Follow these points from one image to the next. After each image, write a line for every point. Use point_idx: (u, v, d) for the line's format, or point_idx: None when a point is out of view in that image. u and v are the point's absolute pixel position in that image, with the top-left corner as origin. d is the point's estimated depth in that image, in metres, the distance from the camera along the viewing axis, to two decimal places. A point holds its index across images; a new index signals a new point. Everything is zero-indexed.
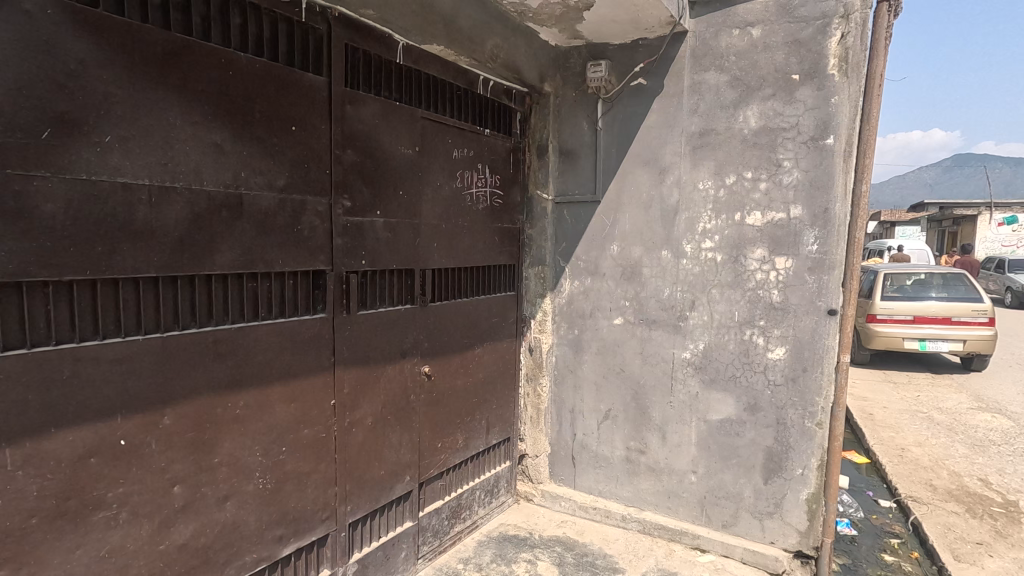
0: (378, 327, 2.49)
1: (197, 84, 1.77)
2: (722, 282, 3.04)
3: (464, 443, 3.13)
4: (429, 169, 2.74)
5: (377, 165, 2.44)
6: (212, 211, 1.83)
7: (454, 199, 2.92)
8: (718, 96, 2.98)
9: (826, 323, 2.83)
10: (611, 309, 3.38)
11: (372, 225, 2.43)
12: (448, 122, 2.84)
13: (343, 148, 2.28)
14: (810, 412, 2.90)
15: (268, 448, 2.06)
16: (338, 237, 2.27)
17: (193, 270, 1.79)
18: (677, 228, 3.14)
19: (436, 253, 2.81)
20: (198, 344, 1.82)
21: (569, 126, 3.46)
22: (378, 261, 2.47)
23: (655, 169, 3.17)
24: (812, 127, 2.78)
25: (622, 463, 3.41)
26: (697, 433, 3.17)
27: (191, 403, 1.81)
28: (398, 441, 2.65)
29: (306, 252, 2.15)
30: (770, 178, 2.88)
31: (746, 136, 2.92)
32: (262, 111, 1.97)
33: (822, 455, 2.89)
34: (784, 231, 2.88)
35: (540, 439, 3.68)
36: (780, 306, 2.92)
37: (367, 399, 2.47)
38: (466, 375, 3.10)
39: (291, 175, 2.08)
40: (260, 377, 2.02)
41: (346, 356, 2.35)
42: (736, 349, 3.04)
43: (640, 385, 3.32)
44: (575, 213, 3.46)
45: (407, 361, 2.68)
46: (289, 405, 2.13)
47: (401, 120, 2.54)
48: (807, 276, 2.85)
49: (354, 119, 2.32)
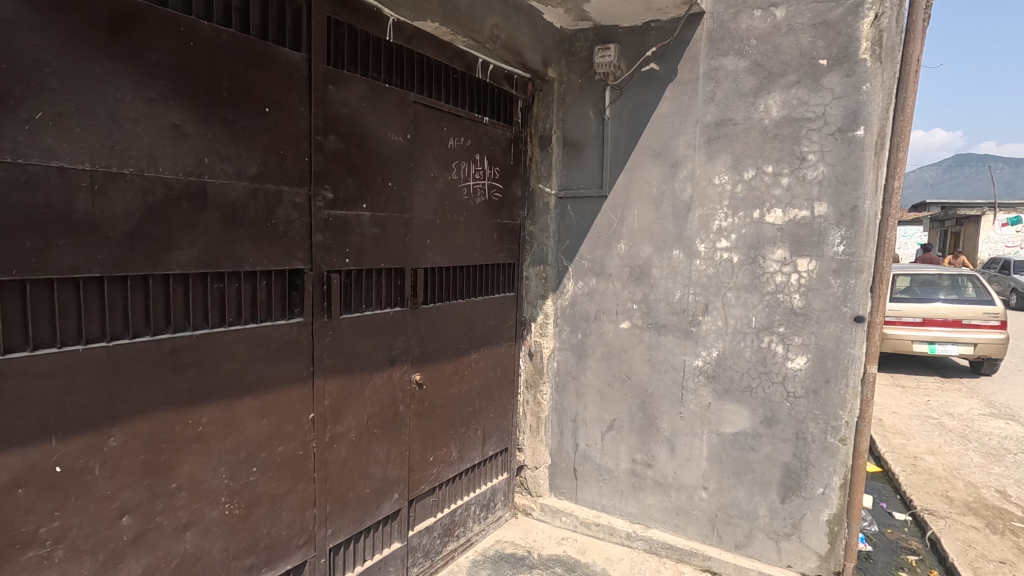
0: (364, 333, 2.27)
1: (152, 56, 1.54)
2: (739, 285, 2.82)
3: (458, 455, 2.91)
4: (423, 159, 2.50)
5: (364, 154, 2.20)
6: (170, 203, 1.60)
7: (450, 193, 2.69)
8: (736, 83, 2.75)
9: (852, 331, 2.61)
10: (617, 312, 3.16)
11: (358, 220, 2.20)
12: (443, 108, 2.60)
13: (326, 133, 2.05)
14: (833, 426, 2.68)
15: (236, 469, 1.83)
16: (318, 233, 2.04)
17: (146, 270, 1.56)
18: (690, 226, 2.91)
19: (429, 250, 2.58)
20: (152, 355, 1.59)
21: (574, 114, 3.22)
22: (365, 259, 2.24)
23: (666, 163, 2.94)
24: (840, 118, 2.54)
25: (627, 477, 3.20)
26: (709, 447, 2.95)
27: (143, 421, 1.58)
28: (385, 456, 2.43)
29: (281, 249, 1.92)
30: (793, 173, 2.66)
31: (767, 127, 2.69)
32: (231, 89, 1.74)
33: (845, 473, 2.68)
34: (808, 230, 2.65)
35: (540, 450, 3.45)
36: (802, 312, 2.70)
37: (350, 411, 2.24)
38: (461, 383, 2.88)
39: (264, 162, 1.85)
40: (227, 390, 1.79)
41: (327, 365, 2.12)
42: (753, 358, 2.82)
43: (648, 394, 3.09)
44: (580, 209, 3.23)
45: (396, 369, 2.45)
46: (262, 420, 1.90)
47: (390, 105, 2.31)
48: (832, 280, 2.62)
49: (338, 101, 2.08)
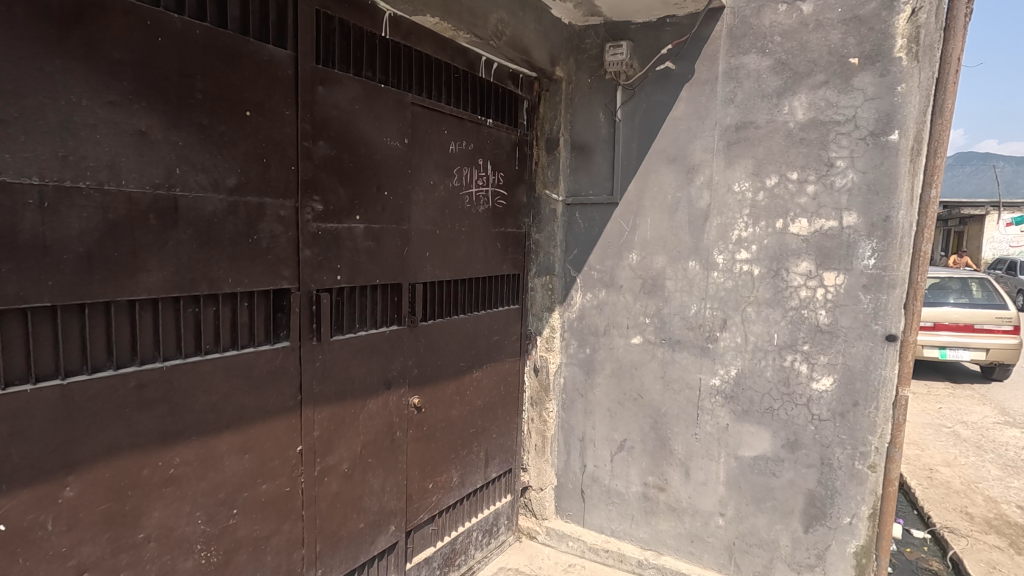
0: (357, 355, 2.08)
1: (112, 53, 1.36)
2: (760, 299, 2.64)
3: (459, 480, 2.73)
4: (422, 165, 2.32)
5: (357, 161, 2.01)
6: (136, 220, 1.42)
7: (452, 201, 2.50)
8: (758, 83, 2.56)
9: (884, 351, 2.42)
10: (628, 326, 2.97)
11: (351, 233, 2.02)
12: (444, 110, 2.41)
13: (315, 139, 1.86)
14: (861, 452, 2.50)
15: (213, 513, 1.65)
16: (305, 248, 1.85)
17: (107, 296, 1.38)
18: (707, 236, 2.72)
19: (429, 263, 2.40)
20: (115, 392, 1.41)
21: (583, 116, 3.03)
22: (358, 276, 2.05)
23: (682, 168, 2.75)
24: (872, 121, 2.36)
25: (638, 501, 3.02)
26: (727, 471, 2.77)
27: (104, 467, 1.40)
28: (381, 486, 2.25)
29: (264, 268, 1.73)
30: (820, 180, 2.47)
31: (792, 130, 2.51)
32: (205, 90, 1.55)
33: (874, 502, 2.50)
34: (836, 242, 2.46)
35: (545, 471, 3.27)
36: (828, 329, 2.51)
37: (342, 441, 2.06)
38: (463, 404, 2.70)
39: (244, 172, 1.66)
40: (203, 426, 1.61)
41: (316, 392, 1.94)
42: (775, 378, 2.64)
43: (661, 414, 2.91)
44: (588, 217, 3.05)
45: (393, 393, 2.26)
46: (243, 456, 1.72)
47: (387, 107, 2.12)
48: (862, 296, 2.44)
49: (328, 103, 1.89)
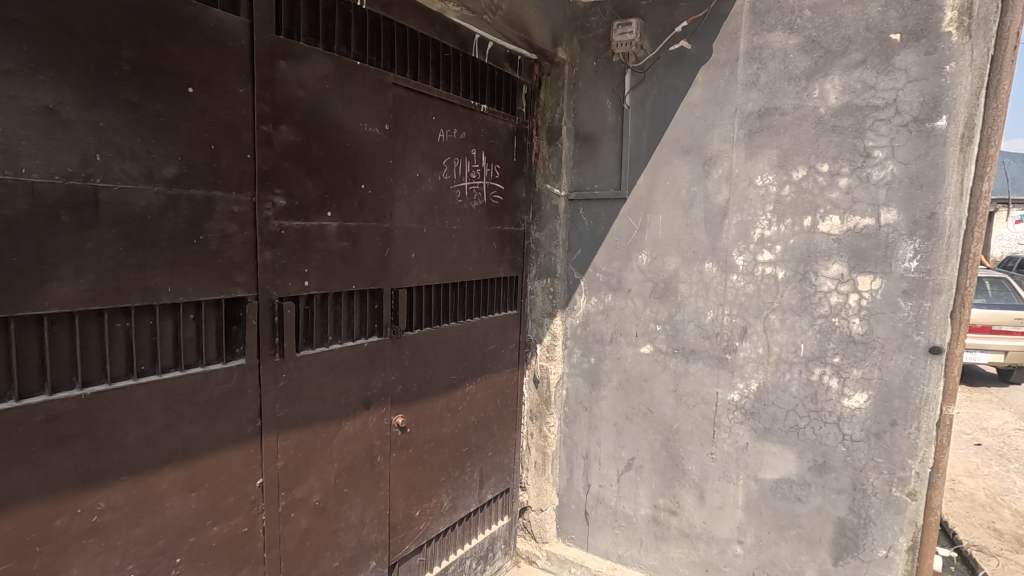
0: (330, 372, 1.82)
1: (7, 10, 1.09)
2: (785, 306, 2.37)
3: (451, 504, 2.48)
4: (407, 156, 2.05)
5: (329, 149, 1.74)
6: (41, 218, 1.16)
7: (441, 196, 2.23)
8: (785, 64, 2.29)
9: (926, 365, 2.15)
10: (637, 334, 2.71)
11: (322, 232, 1.75)
12: (433, 93, 2.14)
13: (277, 122, 1.59)
14: (899, 477, 2.22)
15: (150, 564, 1.40)
16: (265, 250, 1.59)
17: (2, 312, 1.12)
18: (725, 236, 2.46)
19: (415, 266, 2.14)
20: (18, 428, 1.16)
21: (588, 102, 2.76)
22: (331, 281, 1.79)
23: (698, 160, 2.49)
24: (916, 105, 2.08)
25: (647, 525, 2.76)
26: (745, 495, 2.51)
27: (3, 520, 1.15)
28: (359, 518, 1.99)
29: (213, 274, 1.47)
30: (855, 172, 2.20)
31: (823, 117, 2.23)
32: (135, 61, 1.28)
33: (913, 534, 2.22)
34: (871, 243, 2.19)
35: (546, 491, 3.01)
36: (862, 340, 2.24)
37: (312, 470, 1.80)
38: (454, 421, 2.44)
39: (187, 160, 1.40)
40: (136, 463, 1.35)
41: (280, 416, 1.68)
42: (801, 393, 2.37)
43: (673, 431, 2.65)
44: (593, 214, 2.78)
45: (373, 413, 2.00)
46: (188, 496, 1.46)
47: (365, 87, 1.85)
48: (902, 303, 2.16)
49: (293, 81, 1.62)
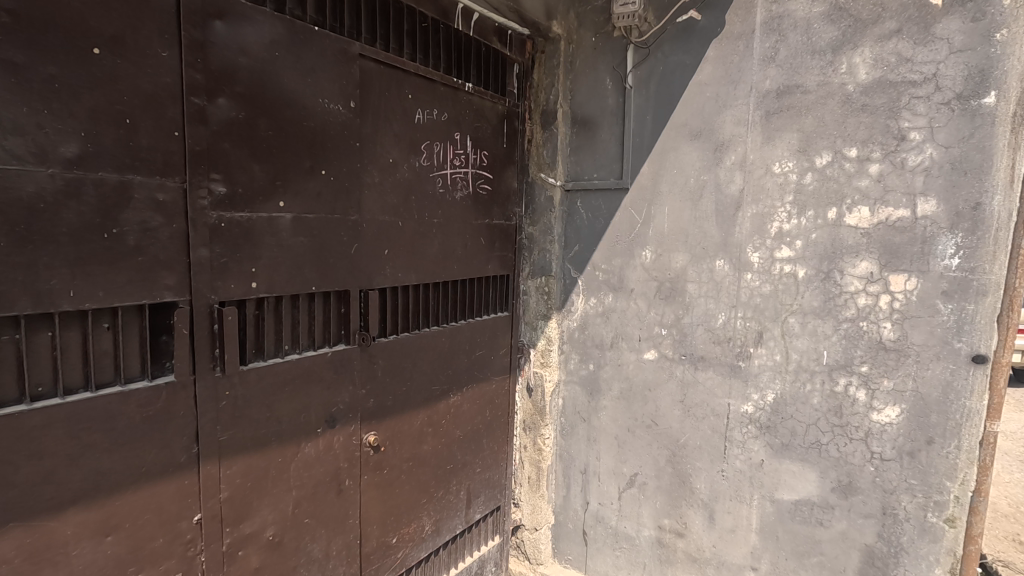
0: (285, 388, 1.58)
1: None
2: (806, 308, 2.11)
3: (433, 528, 2.25)
4: (378, 139, 1.80)
5: (281, 128, 1.50)
6: None
7: (420, 185, 1.98)
8: (808, 36, 2.03)
9: (968, 376, 1.88)
10: (640, 339, 2.47)
11: (273, 225, 1.50)
12: (410, 67, 1.89)
13: (213, 94, 1.34)
14: (935, 501, 1.96)
15: None
16: (199, 246, 1.34)
17: None
18: (739, 230, 2.20)
19: (389, 264, 1.89)
20: None
21: (587, 82, 2.51)
22: (284, 283, 1.55)
23: (708, 145, 2.23)
24: (960, 80, 1.81)
25: (651, 546, 2.53)
26: (760, 517, 2.27)
27: None
28: (324, 551, 1.75)
29: (130, 274, 1.23)
30: (887, 157, 1.94)
31: (851, 95, 1.97)
32: (17, 12, 1.04)
33: (952, 565, 1.96)
34: (906, 237, 1.93)
35: (541, 509, 2.77)
36: (894, 347, 1.98)
37: (265, 501, 1.55)
38: (437, 437, 2.20)
39: (92, 136, 1.15)
40: (30, 506, 1.11)
41: (222, 441, 1.44)
42: (824, 406, 2.11)
43: (679, 445, 2.41)
44: (592, 207, 2.53)
45: (340, 432, 1.76)
46: (103, 540, 1.23)
47: (326, 57, 1.60)
48: (941, 305, 1.90)
49: (234, 46, 1.37)
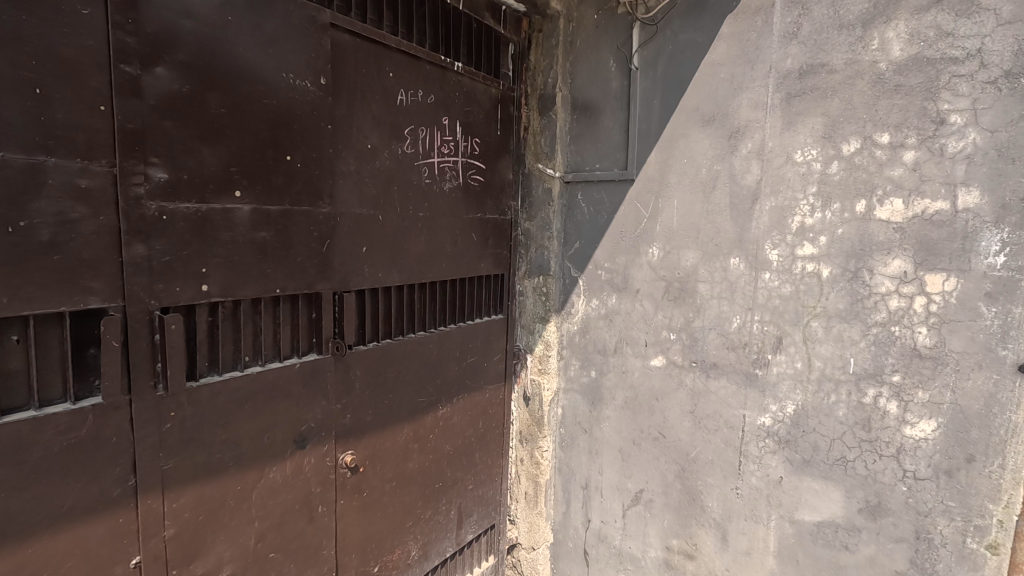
0: (245, 406, 1.38)
1: None
2: (830, 311, 1.91)
3: (421, 553, 2.05)
4: (354, 121, 1.59)
5: (236, 106, 1.29)
6: None
7: (403, 174, 1.78)
8: (836, 9, 1.82)
9: (1014, 389, 1.65)
10: (646, 344, 2.27)
11: (228, 218, 1.30)
12: (391, 41, 1.68)
13: (149, 63, 1.13)
14: (976, 526, 1.74)
15: None
16: (134, 242, 1.14)
17: None
18: (756, 226, 2.00)
19: (368, 263, 1.69)
20: None
21: (589, 64, 2.30)
22: (242, 285, 1.34)
23: (721, 131, 2.03)
24: (1009, 55, 1.59)
25: (658, 568, 2.33)
26: (778, 539, 2.07)
27: None
28: None
29: (44, 276, 1.02)
30: (924, 143, 1.72)
31: (882, 74, 1.77)
32: None
33: None
34: (944, 232, 1.71)
35: (539, 526, 2.62)
36: (930, 356, 1.76)
37: (220, 537, 1.35)
38: (424, 453, 2.00)
39: None
40: None
41: (167, 470, 1.23)
42: (850, 419, 1.91)
43: (689, 460, 2.21)
44: (594, 200, 2.33)
45: (311, 453, 1.56)
46: None
47: (291, 25, 1.39)
48: (984, 308, 1.68)
49: (175, 6, 1.16)
